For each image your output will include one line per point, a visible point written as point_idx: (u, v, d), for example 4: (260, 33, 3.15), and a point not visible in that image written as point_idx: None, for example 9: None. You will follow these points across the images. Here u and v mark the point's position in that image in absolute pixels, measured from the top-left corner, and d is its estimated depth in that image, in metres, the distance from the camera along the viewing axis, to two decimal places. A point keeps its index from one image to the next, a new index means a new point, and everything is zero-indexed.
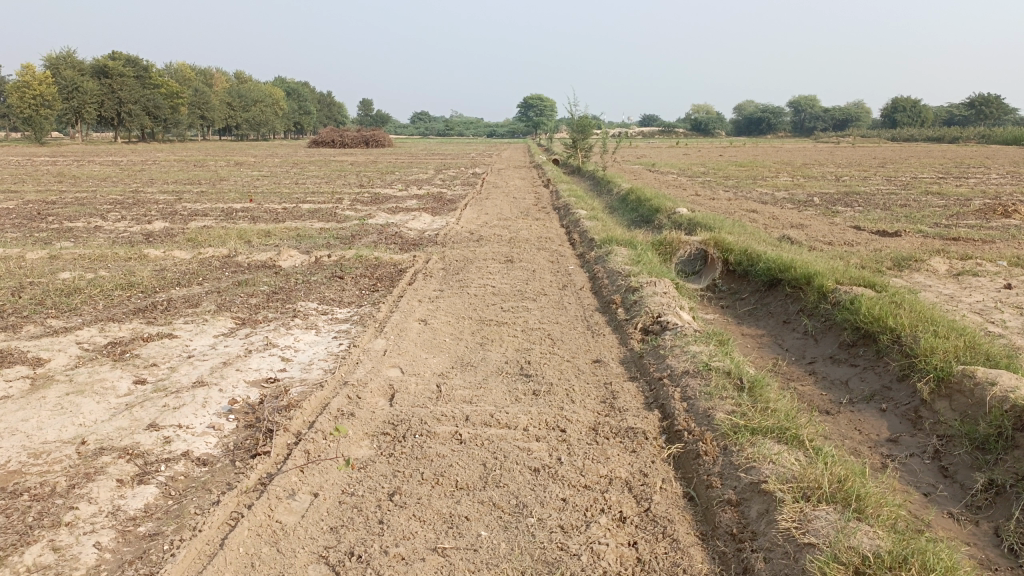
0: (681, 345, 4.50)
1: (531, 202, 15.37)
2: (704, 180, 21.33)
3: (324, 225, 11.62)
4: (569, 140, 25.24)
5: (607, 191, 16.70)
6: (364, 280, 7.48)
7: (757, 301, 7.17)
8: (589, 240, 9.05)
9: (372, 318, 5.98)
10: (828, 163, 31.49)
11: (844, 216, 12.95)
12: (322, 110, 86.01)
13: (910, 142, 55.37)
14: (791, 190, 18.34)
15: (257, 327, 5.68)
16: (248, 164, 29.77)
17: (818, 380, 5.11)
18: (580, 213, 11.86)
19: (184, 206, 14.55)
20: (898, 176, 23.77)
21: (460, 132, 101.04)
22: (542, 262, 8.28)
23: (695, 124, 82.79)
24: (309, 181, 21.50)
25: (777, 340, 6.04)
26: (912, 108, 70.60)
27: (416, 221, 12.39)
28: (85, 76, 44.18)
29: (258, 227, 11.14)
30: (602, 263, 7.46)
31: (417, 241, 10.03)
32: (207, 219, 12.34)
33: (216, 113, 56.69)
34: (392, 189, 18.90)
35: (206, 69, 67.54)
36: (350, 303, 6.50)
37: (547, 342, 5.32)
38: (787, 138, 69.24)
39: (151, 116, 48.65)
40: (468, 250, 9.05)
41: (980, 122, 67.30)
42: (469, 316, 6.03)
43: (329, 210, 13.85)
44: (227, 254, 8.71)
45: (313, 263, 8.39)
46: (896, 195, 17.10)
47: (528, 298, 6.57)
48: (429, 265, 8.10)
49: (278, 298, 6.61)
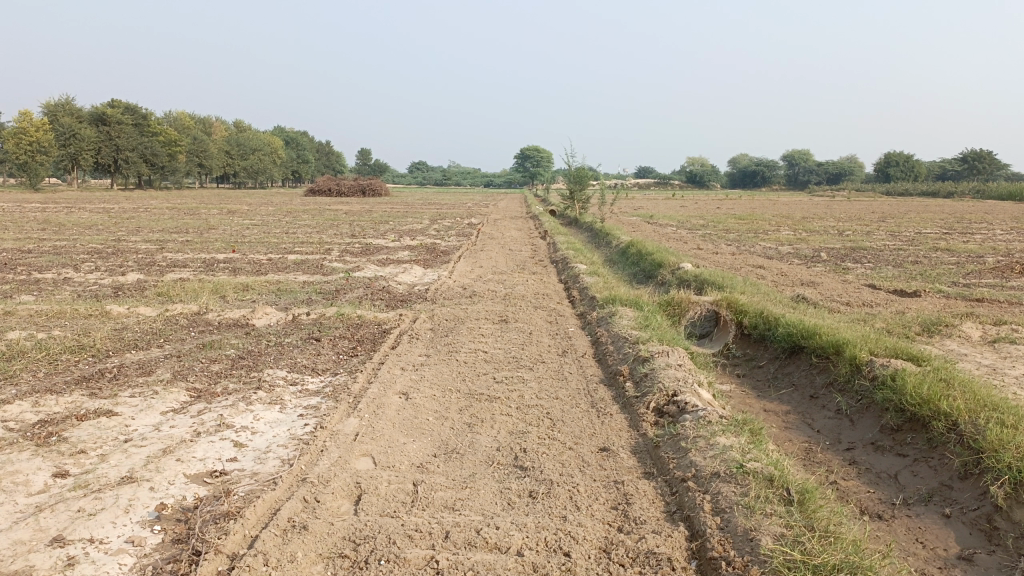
0: (706, 434, 3.80)
1: (528, 254, 14.76)
2: (704, 233, 20.82)
3: (308, 278, 10.95)
4: (567, 192, 24.86)
5: (606, 244, 16.12)
6: (343, 343, 6.77)
7: (778, 371, 6.48)
8: (591, 299, 8.40)
9: (346, 390, 5.26)
10: (827, 217, 31.06)
11: (855, 273, 12.35)
12: (321, 159, 86.30)
13: (906, 196, 55.44)
14: (795, 243, 17.81)
15: (213, 403, 4.95)
16: (241, 213, 29.24)
17: (861, 473, 4.40)
18: (580, 267, 11.22)
19: (164, 256, 13.88)
20: (902, 231, 23.34)
21: (457, 182, 101.50)
22: (539, 322, 7.61)
23: (691, 176, 83.13)
24: (300, 231, 20.92)
25: (806, 420, 5.34)
26: (906, 162, 71.01)
27: (407, 275, 11.75)
28: (83, 124, 43.94)
29: (237, 281, 10.46)
30: (605, 326, 6.80)
31: (405, 297, 9.35)
32: (185, 271, 11.67)
33: (214, 161, 56.60)
34: (384, 239, 18.35)
35: (206, 119, 67.84)
36: (324, 371, 5.79)
37: (546, 424, 4.60)
38: (783, 191, 69.48)
39: (147, 163, 48.41)
40: (459, 308, 8.39)
41: (974, 176, 67.58)
42: (457, 388, 5.31)
43: (315, 261, 13.20)
44: (198, 312, 8.00)
45: (290, 322, 7.70)
46: (904, 251, 16.54)
47: (524, 367, 5.86)
48: (416, 326, 7.42)
49: (243, 365, 5.89)
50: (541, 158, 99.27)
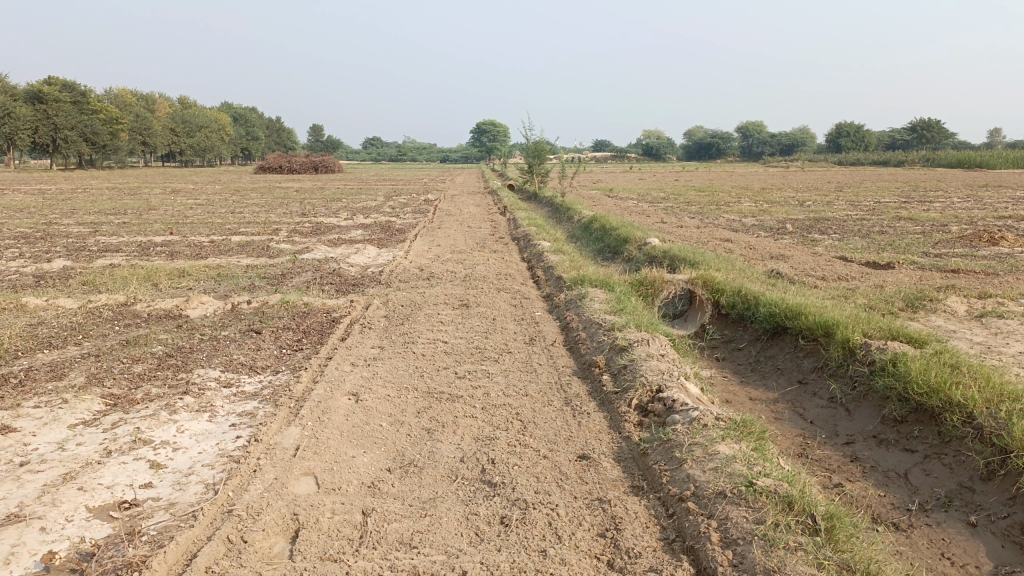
0: (704, 441, 3.28)
1: (487, 231, 14.14)
2: (665, 207, 20.42)
3: (252, 262, 10.20)
4: (526, 166, 24.25)
5: (567, 219, 15.58)
6: (287, 335, 6.10)
7: (760, 354, 6.02)
8: (557, 279, 7.86)
9: (287, 392, 4.62)
10: (786, 187, 30.98)
11: (824, 245, 12.02)
12: (272, 136, 84.04)
13: (859, 166, 56.01)
14: (759, 216, 17.50)
15: (130, 415, 4.27)
16: (186, 193, 27.98)
17: (867, 472, 3.95)
18: (543, 244, 10.64)
19: (97, 241, 12.92)
20: (861, 201, 23.24)
21: (413, 157, 99.96)
22: (503, 305, 7.04)
23: (648, 149, 83.05)
24: (247, 210, 19.96)
25: (797, 410, 4.90)
26: (857, 132, 71.85)
27: (359, 256, 11.05)
28: (18, 102, 41.71)
29: (174, 266, 9.66)
30: (575, 309, 6.27)
31: (357, 280, 8.70)
32: (118, 256, 10.80)
33: (159, 139, 54.49)
34: (336, 218, 17.56)
35: (149, 96, 65.35)
36: (263, 370, 5.14)
37: (516, 427, 4.04)
38: (738, 163, 69.81)
39: (88, 142, 46.35)
40: (416, 292, 7.78)
41: (923, 146, 68.65)
42: (414, 386, 4.70)
43: (262, 243, 12.41)
44: (126, 303, 7.23)
45: (230, 312, 6.99)
46: (867, 221, 16.34)
47: (488, 358, 5.29)
48: (369, 313, 6.78)
49: (172, 365, 5.21)
50: (498, 133, 98.20)
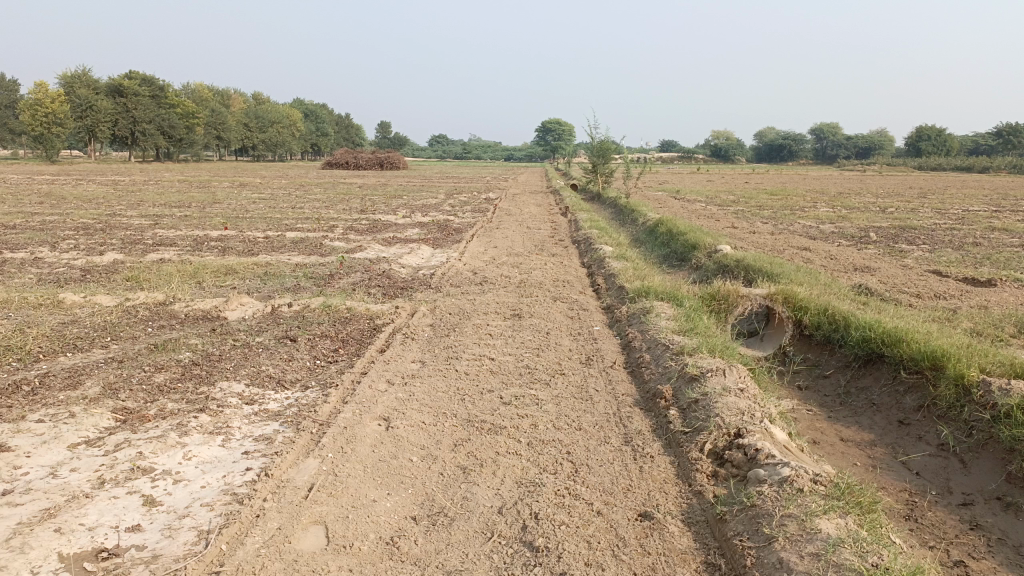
0: (799, 514, 2.64)
1: (547, 233, 13.55)
2: (736, 210, 19.49)
3: (302, 260, 9.83)
4: (589, 165, 23.61)
5: (631, 223, 14.86)
6: (324, 343, 5.64)
7: (851, 385, 5.29)
8: (619, 289, 7.23)
9: (311, 414, 4.13)
10: (864, 192, 29.46)
11: (913, 257, 11.06)
12: (340, 132, 85.20)
13: (940, 172, 53.36)
14: (837, 222, 16.48)
15: (136, 436, 3.84)
16: (253, 186, 28.24)
17: (994, 545, 3.24)
18: (605, 249, 10.01)
19: (155, 233, 12.83)
20: (947, 208, 21.79)
21: (478, 155, 100.10)
22: (559, 317, 6.45)
23: (716, 150, 81.15)
24: (307, 205, 19.84)
25: (899, 459, 4.19)
26: (939, 136, 68.64)
27: (412, 256, 10.59)
28: (100, 95, 42.98)
29: (222, 263, 9.38)
30: (639, 326, 5.64)
31: (406, 283, 8.25)
32: (170, 251, 10.60)
33: (232, 133, 55.66)
34: (394, 215, 17.24)
35: (224, 92, 66.98)
36: (292, 386, 4.67)
37: (567, 470, 3.45)
38: (810, 166, 67.41)
39: (165, 135, 47.57)
40: (467, 298, 7.26)
41: (1011, 151, 65.07)
42: (453, 411, 4.15)
43: (315, 240, 12.10)
44: (164, 303, 6.89)
45: (268, 314, 6.57)
46: (958, 231, 15.15)
47: (539, 380, 4.71)
48: (414, 322, 6.26)
49: (195, 376, 4.79)
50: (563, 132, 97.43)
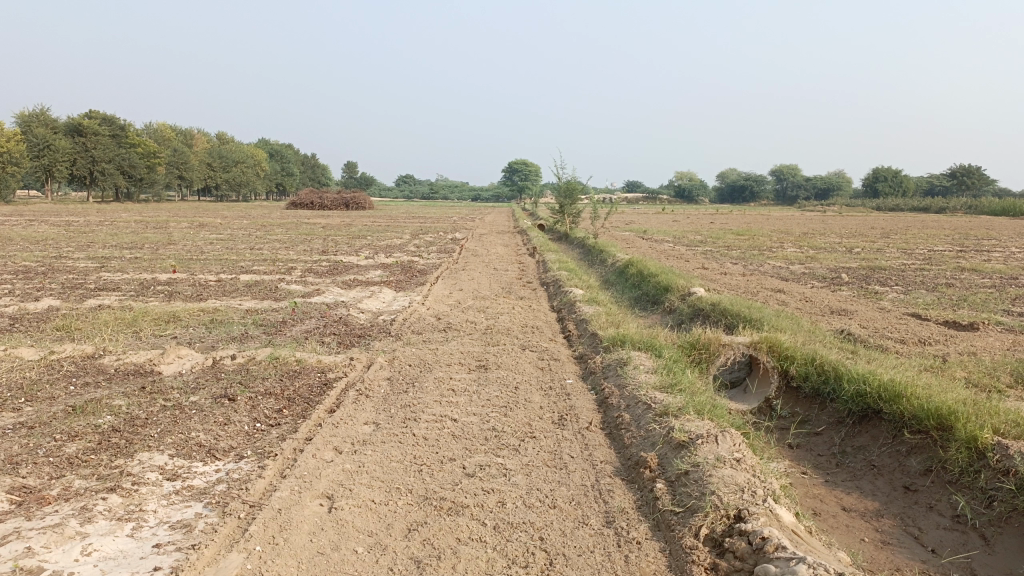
0: None
1: (514, 275, 13.12)
2: (704, 251, 19.31)
3: (253, 305, 9.22)
4: (557, 205, 23.39)
5: (600, 264, 14.50)
6: (267, 402, 5.06)
7: (846, 445, 4.86)
8: (592, 337, 6.76)
9: (241, 492, 3.55)
10: (828, 233, 29.66)
11: (889, 299, 10.83)
12: (306, 172, 84.62)
13: (899, 212, 54.37)
14: (807, 263, 16.33)
15: (28, 524, 3.23)
16: (211, 227, 27.46)
17: None
18: (575, 292, 9.60)
19: (99, 277, 12.09)
20: (912, 248, 21.87)
21: (444, 195, 100.10)
22: (527, 369, 5.94)
23: (680, 191, 82.09)
24: (267, 247, 19.19)
25: (911, 534, 3.75)
26: (895, 177, 70.29)
27: (372, 300, 10.04)
28: (59, 134, 41.96)
29: (167, 309, 8.73)
30: (615, 380, 5.16)
31: (364, 331, 7.70)
32: (111, 296, 9.92)
33: (195, 173, 54.77)
34: (356, 256, 16.69)
35: (188, 132, 66.19)
36: (224, 457, 4.08)
37: (541, 562, 2.92)
38: (772, 206, 68.37)
39: (125, 175, 46.56)
40: (429, 348, 6.73)
41: (964, 193, 66.75)
42: (408, 486, 3.60)
43: (270, 283, 11.49)
44: (93, 357, 6.24)
45: (208, 368, 5.96)
46: (927, 271, 15.06)
47: (506, 445, 4.18)
48: (368, 376, 5.71)
49: (112, 445, 4.18)
50: (529, 173, 97.99)
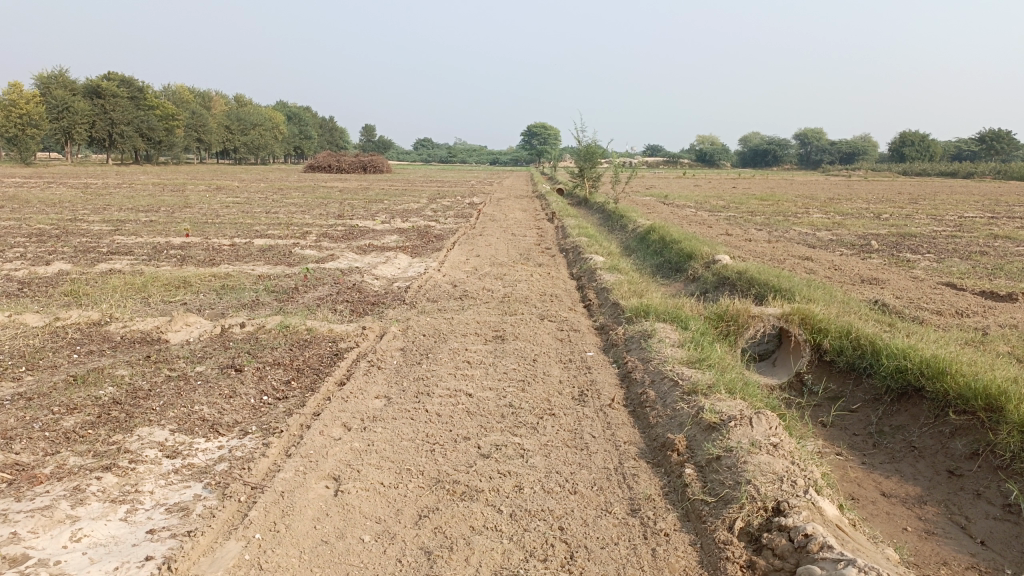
0: None
1: (533, 241, 12.83)
2: (727, 217, 18.87)
3: (266, 271, 9.02)
4: (576, 169, 22.96)
5: (621, 229, 14.16)
6: (275, 372, 4.86)
7: (884, 424, 4.59)
8: (614, 307, 6.49)
9: (243, 473, 3.35)
10: (855, 198, 28.93)
11: (921, 267, 10.44)
12: (324, 135, 84.19)
13: (926, 177, 53.17)
14: (833, 229, 15.88)
15: (18, 506, 3.05)
16: (229, 190, 27.30)
17: None
18: (596, 259, 9.31)
19: (113, 241, 11.95)
20: (942, 215, 21.26)
21: (463, 159, 99.34)
22: (546, 340, 5.69)
23: (701, 154, 80.78)
24: (282, 210, 18.97)
25: (958, 523, 3.49)
26: (923, 141, 68.71)
27: (388, 266, 9.81)
28: (77, 96, 41.80)
29: (178, 275, 8.56)
30: (639, 353, 4.90)
31: (378, 298, 7.48)
32: (124, 260, 9.77)
33: (214, 136, 54.57)
34: (372, 220, 16.44)
35: (206, 94, 65.90)
36: (227, 433, 3.89)
37: (560, 554, 2.69)
38: (795, 170, 67.16)
39: (144, 138, 46.45)
40: (444, 317, 6.50)
41: (993, 157, 65.13)
42: (419, 468, 3.39)
43: (284, 248, 11.27)
44: (100, 324, 6.06)
45: (217, 336, 5.77)
46: (959, 238, 14.58)
47: (524, 423, 3.95)
48: (380, 347, 5.48)
49: (111, 419, 3.99)
50: (548, 136, 96.92)
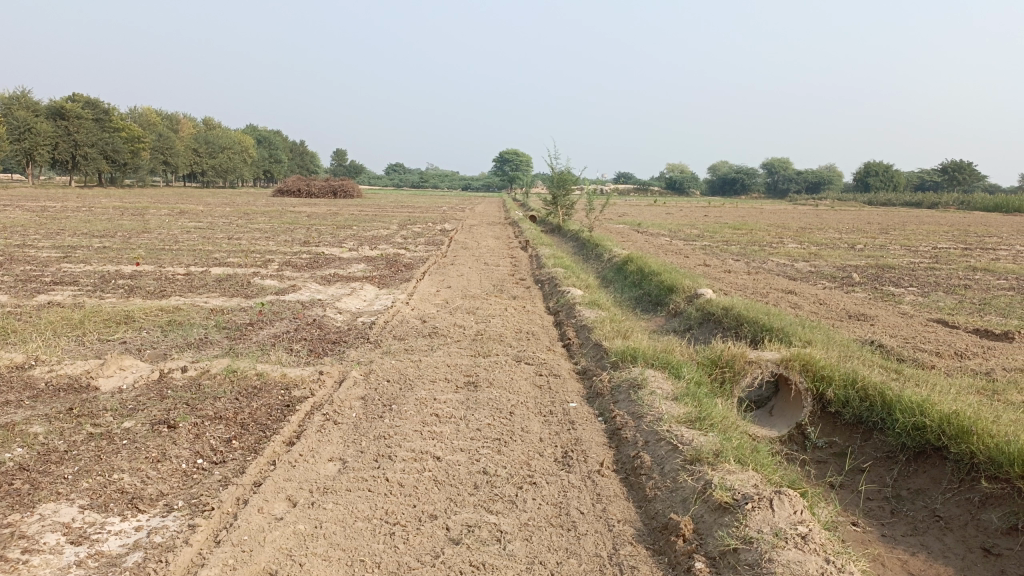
0: None
1: (506, 271, 12.33)
2: (703, 246, 18.61)
3: (220, 304, 8.38)
4: (549, 197, 22.62)
5: (596, 260, 13.72)
6: (215, 429, 4.26)
7: (901, 487, 4.11)
8: (598, 349, 5.97)
9: (160, 568, 2.76)
10: (827, 228, 28.89)
11: (907, 302, 10.13)
12: (295, 159, 83.37)
13: (892, 207, 53.85)
14: (811, 260, 15.64)
15: None
16: (192, 215, 26.49)
17: None
18: (573, 292, 8.82)
19: (58, 269, 11.18)
20: (915, 245, 21.20)
21: (434, 184, 99.06)
22: (524, 388, 5.15)
23: (672, 182, 81.35)
24: (246, 236, 18.29)
25: None
26: (888, 171, 69.81)
27: (353, 299, 9.23)
28: (39, 117, 40.64)
29: (122, 308, 7.88)
30: (629, 406, 4.38)
31: (341, 336, 6.89)
32: (66, 291, 9.04)
33: (181, 158, 53.52)
34: (339, 248, 15.83)
35: (174, 116, 64.88)
36: (148, 509, 3.27)
37: None
38: (764, 199, 67.75)
39: (109, 160, 45.34)
40: (411, 359, 5.92)
41: (955, 188, 66.30)
42: (376, 560, 2.81)
43: (242, 278, 10.62)
44: (23, 368, 5.39)
45: (153, 383, 5.14)
46: (938, 271, 14.37)
47: (500, 496, 3.38)
48: (338, 396, 4.89)
49: (12, 493, 3.35)
50: (520, 163, 97.08)
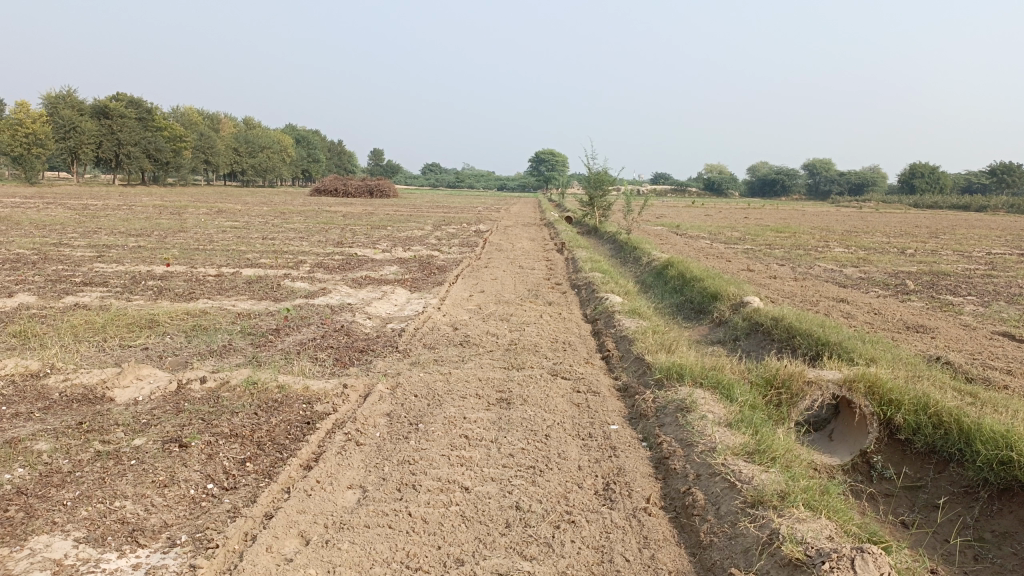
0: None
1: (541, 275, 11.95)
2: (745, 250, 18.00)
3: (247, 308, 8.14)
4: (586, 197, 22.17)
5: (634, 263, 13.27)
6: (229, 448, 3.97)
7: (985, 530, 3.64)
8: (641, 363, 5.59)
9: None
10: (874, 231, 27.91)
11: (967, 312, 9.53)
12: (333, 158, 83.88)
13: (939, 210, 52.22)
14: (860, 265, 14.97)
15: None
16: (229, 214, 26.54)
17: None
18: (612, 299, 8.41)
19: (90, 269, 11.07)
20: (967, 251, 20.30)
21: (471, 184, 98.96)
22: (561, 406, 4.77)
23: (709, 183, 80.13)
24: (280, 236, 18.17)
25: None
26: (934, 173, 67.86)
27: (383, 303, 8.94)
28: (84, 116, 41.21)
29: (148, 311, 7.67)
30: (676, 433, 3.98)
31: (368, 344, 6.59)
32: (93, 293, 8.88)
33: (221, 158, 54.03)
34: (372, 249, 15.59)
35: (215, 116, 65.62)
36: (149, 543, 2.97)
37: None
38: (805, 200, 66.28)
39: (151, 159, 45.88)
40: (441, 372, 5.58)
41: (1006, 191, 64.15)
42: None
43: (272, 280, 10.40)
44: (38, 377, 5.16)
45: (170, 396, 4.87)
46: (995, 278, 13.65)
47: (534, 537, 3.01)
48: (362, 413, 4.57)
49: (4, 522, 3.08)
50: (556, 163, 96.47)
